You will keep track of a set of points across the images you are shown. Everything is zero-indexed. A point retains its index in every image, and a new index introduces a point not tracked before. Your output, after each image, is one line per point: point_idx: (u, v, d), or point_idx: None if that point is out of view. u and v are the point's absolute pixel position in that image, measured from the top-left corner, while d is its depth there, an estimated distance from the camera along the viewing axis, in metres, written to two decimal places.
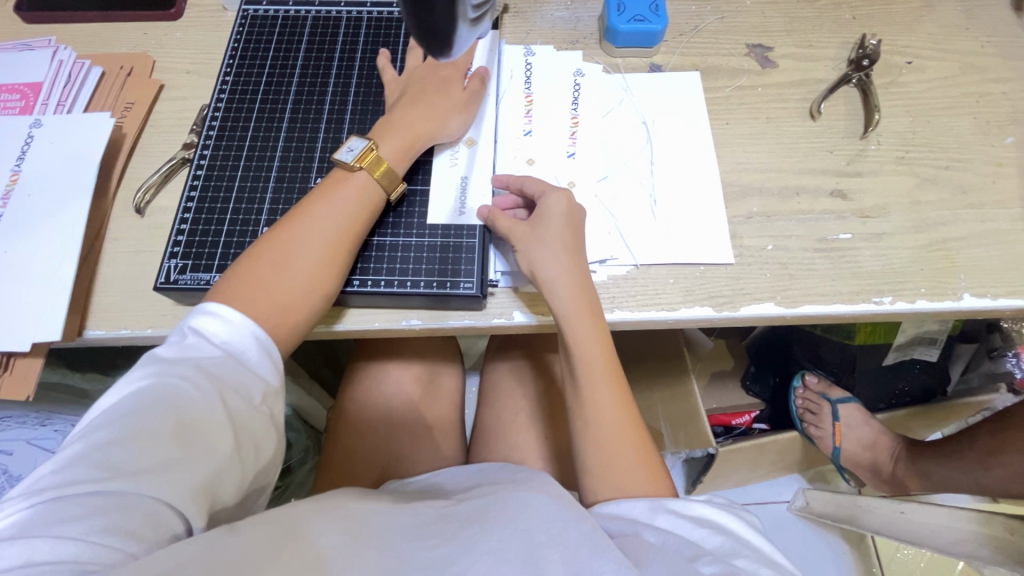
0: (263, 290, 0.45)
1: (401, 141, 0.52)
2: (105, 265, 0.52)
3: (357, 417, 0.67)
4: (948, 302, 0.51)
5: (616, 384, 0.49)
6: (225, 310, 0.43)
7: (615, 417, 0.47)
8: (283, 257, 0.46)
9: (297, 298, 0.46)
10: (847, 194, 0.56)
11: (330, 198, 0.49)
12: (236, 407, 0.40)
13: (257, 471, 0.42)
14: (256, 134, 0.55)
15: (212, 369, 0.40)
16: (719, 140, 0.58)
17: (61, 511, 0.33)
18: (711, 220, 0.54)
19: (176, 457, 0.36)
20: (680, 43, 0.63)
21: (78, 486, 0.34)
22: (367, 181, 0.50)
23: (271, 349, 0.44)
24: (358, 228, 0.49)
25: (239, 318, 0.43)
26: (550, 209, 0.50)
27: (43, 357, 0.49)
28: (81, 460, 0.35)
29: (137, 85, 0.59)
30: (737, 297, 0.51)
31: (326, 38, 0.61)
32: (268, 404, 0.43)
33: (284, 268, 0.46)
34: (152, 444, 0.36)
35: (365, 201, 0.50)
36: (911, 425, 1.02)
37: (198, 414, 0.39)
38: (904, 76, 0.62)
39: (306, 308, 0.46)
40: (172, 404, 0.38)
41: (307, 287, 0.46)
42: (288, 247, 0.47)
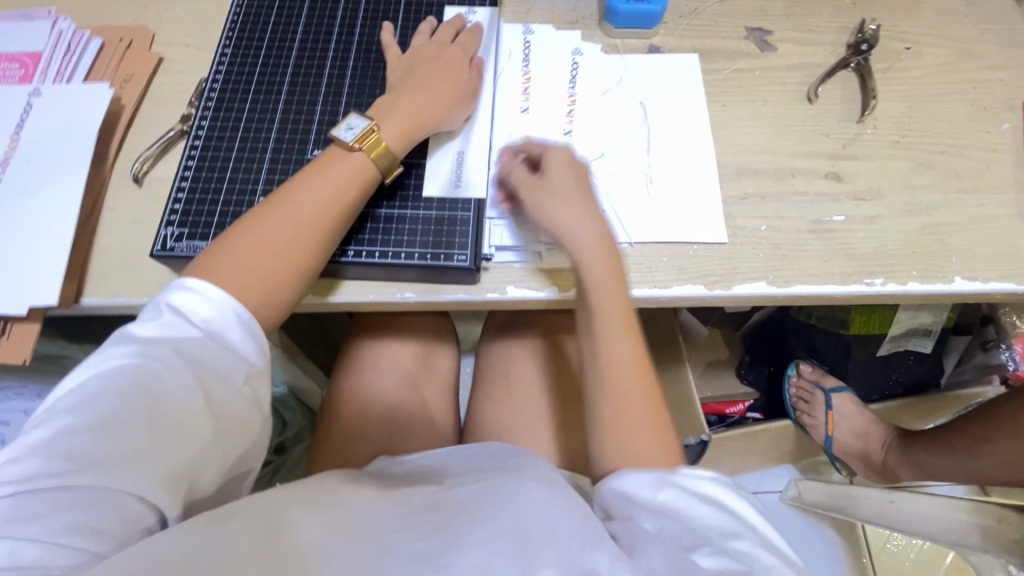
0: (251, 265, 0.45)
1: (402, 127, 0.51)
2: (103, 234, 0.52)
3: (352, 393, 0.68)
4: (939, 284, 0.52)
5: (628, 346, 0.47)
6: (204, 287, 0.43)
7: (630, 386, 0.46)
8: (269, 237, 0.46)
9: (283, 279, 0.46)
10: (842, 176, 0.56)
11: (322, 175, 0.48)
12: (213, 392, 0.41)
13: (239, 449, 0.43)
14: (254, 106, 0.55)
15: (189, 354, 0.41)
16: (715, 121, 0.58)
17: (31, 505, 0.34)
18: (705, 200, 0.54)
19: (150, 448, 0.37)
20: (679, 25, 0.63)
21: (44, 479, 0.35)
22: (363, 162, 0.49)
23: (254, 328, 0.44)
24: (346, 206, 0.48)
25: (219, 296, 0.43)
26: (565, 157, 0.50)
27: (40, 323, 0.50)
28: (45, 449, 0.36)
29: (136, 57, 0.59)
30: (729, 276, 0.52)
31: (325, 13, 0.61)
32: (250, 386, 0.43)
33: (273, 245, 0.46)
34: (123, 434, 0.37)
35: (354, 182, 0.49)
36: (902, 415, 1.03)
37: (172, 400, 0.39)
38: (903, 61, 0.62)
39: (292, 289, 0.46)
40: (144, 390, 0.39)
41: (296, 266, 0.46)
42: (275, 226, 0.46)
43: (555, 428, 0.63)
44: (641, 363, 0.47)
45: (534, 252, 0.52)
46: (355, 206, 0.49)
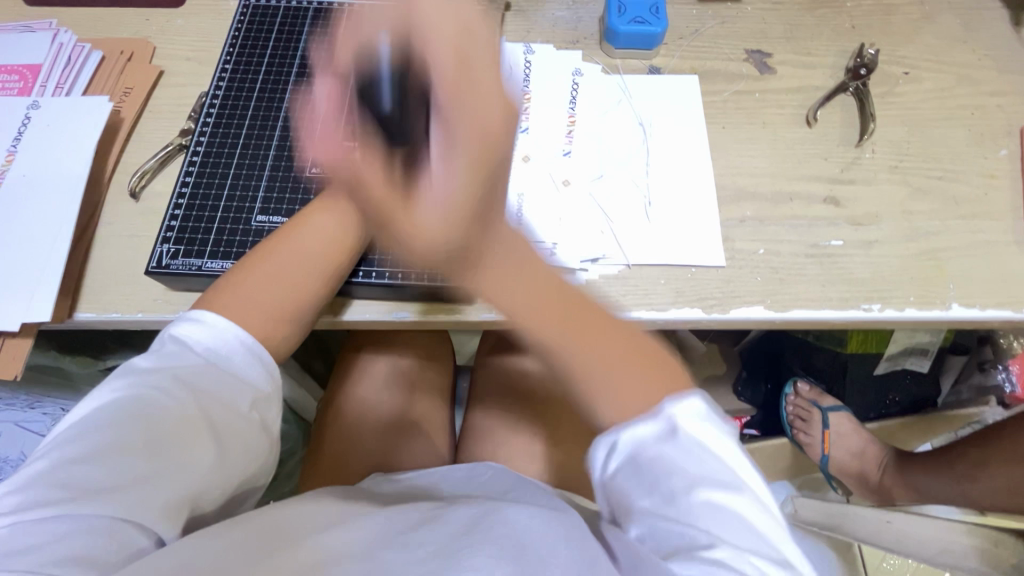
0: (261, 300, 0.45)
1: None
2: (99, 249, 0.52)
3: (347, 409, 0.68)
4: (936, 311, 0.52)
5: (595, 333, 0.40)
6: (206, 316, 0.43)
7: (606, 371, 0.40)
8: (275, 267, 0.47)
9: (288, 310, 0.46)
10: (840, 201, 0.56)
11: (325, 208, 0.49)
12: (214, 414, 0.40)
13: (244, 477, 0.42)
14: (253, 122, 0.55)
15: (188, 378, 0.41)
16: (714, 144, 0.58)
17: (24, 535, 0.34)
18: (704, 224, 0.54)
19: (148, 473, 0.37)
20: (680, 46, 0.63)
21: (39, 509, 0.35)
22: None
23: (259, 352, 0.44)
24: (352, 237, 0.49)
25: (221, 323, 0.43)
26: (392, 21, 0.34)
27: (32, 338, 0.49)
28: (44, 479, 0.36)
29: (136, 71, 0.59)
30: (727, 300, 0.52)
31: (327, 30, 0.61)
32: (256, 410, 0.42)
33: (279, 278, 0.46)
34: (122, 460, 0.37)
35: None
36: (898, 436, 1.02)
37: (172, 425, 0.39)
38: (901, 86, 0.62)
39: (296, 319, 0.47)
40: (143, 417, 0.39)
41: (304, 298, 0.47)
42: (282, 257, 0.47)
43: (551, 447, 0.63)
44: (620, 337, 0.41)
45: None
46: (365, 238, 0.50)
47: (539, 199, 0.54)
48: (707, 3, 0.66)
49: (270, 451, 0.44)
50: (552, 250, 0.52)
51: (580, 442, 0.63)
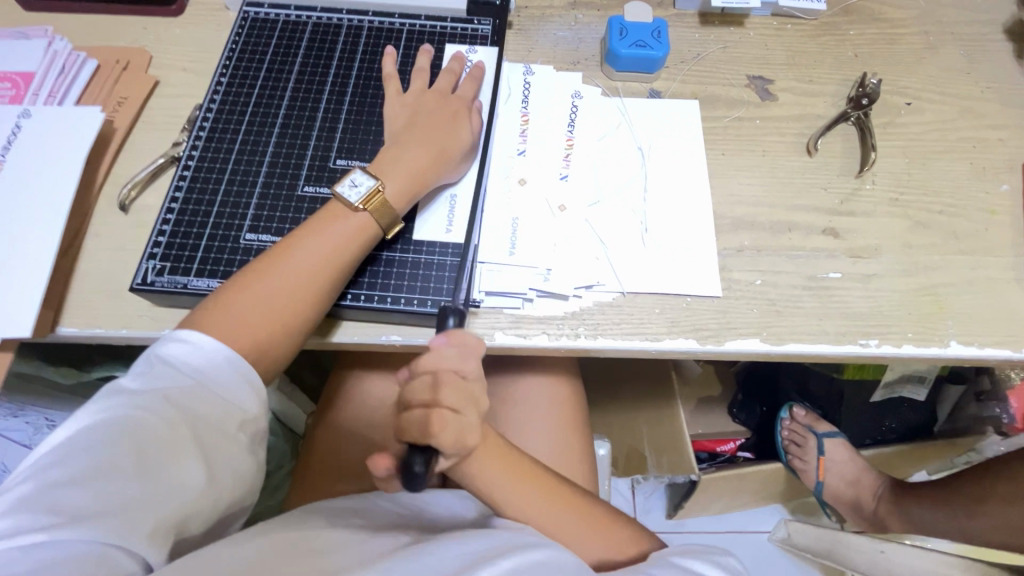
0: (249, 323, 0.44)
1: (405, 181, 0.50)
2: (85, 262, 0.51)
3: (333, 430, 0.66)
4: (934, 348, 0.51)
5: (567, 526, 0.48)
6: (197, 336, 0.42)
7: (556, 510, 0.48)
8: (262, 292, 0.45)
9: (274, 336, 0.45)
10: (839, 233, 0.55)
11: (323, 229, 0.48)
12: (208, 436, 0.40)
13: (229, 499, 0.42)
14: (247, 137, 0.55)
15: (182, 399, 0.40)
16: (713, 171, 0.58)
17: (8, 563, 0.32)
18: (700, 253, 0.54)
19: (141, 497, 0.36)
20: (681, 70, 0.63)
21: (24, 534, 0.33)
22: (365, 221, 0.49)
23: (251, 374, 0.43)
24: (347, 261, 0.48)
25: (211, 344, 0.42)
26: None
27: (12, 352, 0.48)
28: (26, 504, 0.34)
29: (131, 80, 0.59)
30: (722, 331, 0.51)
31: (325, 45, 0.60)
32: (245, 434, 0.43)
33: (268, 302, 0.45)
34: (113, 484, 0.36)
35: (357, 236, 0.49)
36: (893, 463, 1.01)
37: (164, 446, 0.38)
38: (903, 116, 0.62)
39: (281, 344, 0.46)
40: (134, 439, 0.38)
41: (294, 322, 0.46)
42: (270, 282, 0.46)
43: None
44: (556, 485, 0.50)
45: (524, 298, 0.51)
46: (358, 260, 0.49)
47: (533, 223, 0.53)
48: (710, 27, 0.66)
49: (254, 473, 0.44)
50: (545, 275, 0.51)
51: (570, 467, 0.62)
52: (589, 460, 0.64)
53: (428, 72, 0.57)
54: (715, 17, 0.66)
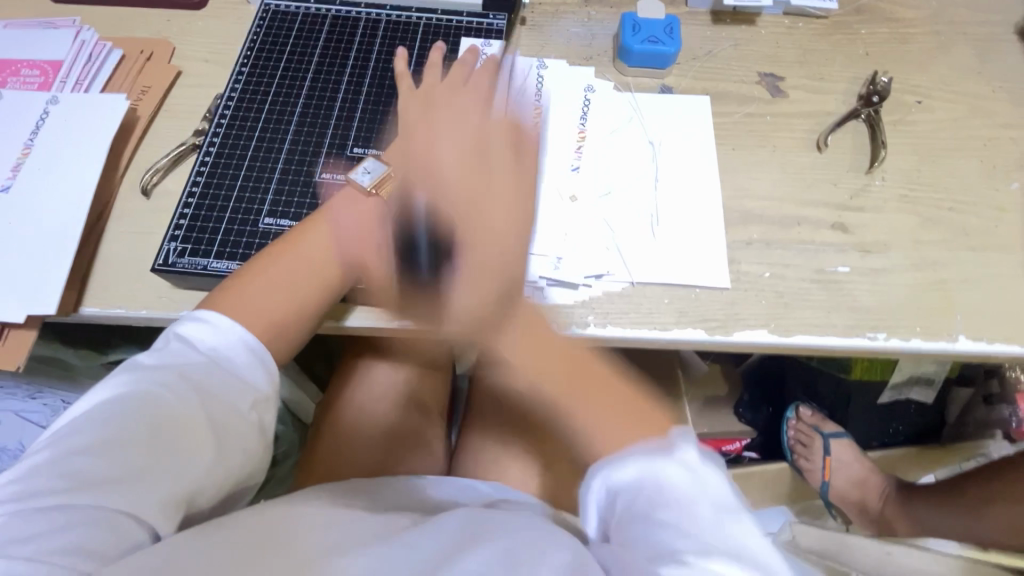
0: (268, 307, 0.46)
1: (415, 167, 0.51)
2: (107, 244, 0.52)
3: (343, 416, 0.67)
4: (943, 342, 0.51)
5: (597, 390, 0.44)
6: (213, 316, 0.43)
7: (607, 423, 0.43)
8: (278, 274, 0.47)
9: (288, 314, 0.46)
10: (848, 227, 0.56)
11: (338, 218, 0.50)
12: (216, 413, 0.40)
13: (241, 475, 0.42)
14: (266, 125, 0.56)
15: (193, 376, 0.41)
16: (723, 165, 0.58)
17: (30, 521, 0.34)
18: (709, 244, 0.54)
19: (151, 468, 0.37)
20: (692, 67, 0.64)
21: (45, 496, 0.35)
22: (379, 208, 0.51)
23: (263, 355, 0.44)
24: (359, 245, 0.49)
25: (225, 323, 0.43)
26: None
27: (36, 330, 0.49)
28: (48, 469, 0.36)
29: (154, 70, 0.60)
30: (730, 322, 0.51)
31: (343, 38, 0.61)
32: (256, 411, 0.43)
33: (284, 284, 0.47)
34: (125, 454, 0.37)
35: (369, 223, 0.50)
36: (905, 469, 1.00)
37: (174, 421, 0.39)
38: (913, 114, 0.62)
39: (295, 323, 0.47)
40: (147, 413, 0.39)
41: (311, 305, 0.47)
42: (287, 266, 0.47)
43: (546, 461, 0.62)
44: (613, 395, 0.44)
45: (535, 285, 0.52)
46: (370, 245, 0.50)
47: (545, 213, 0.54)
48: (721, 25, 0.66)
49: (266, 451, 0.44)
50: (555, 264, 0.52)
51: None
52: None
53: (440, 66, 0.58)
54: (727, 15, 0.67)
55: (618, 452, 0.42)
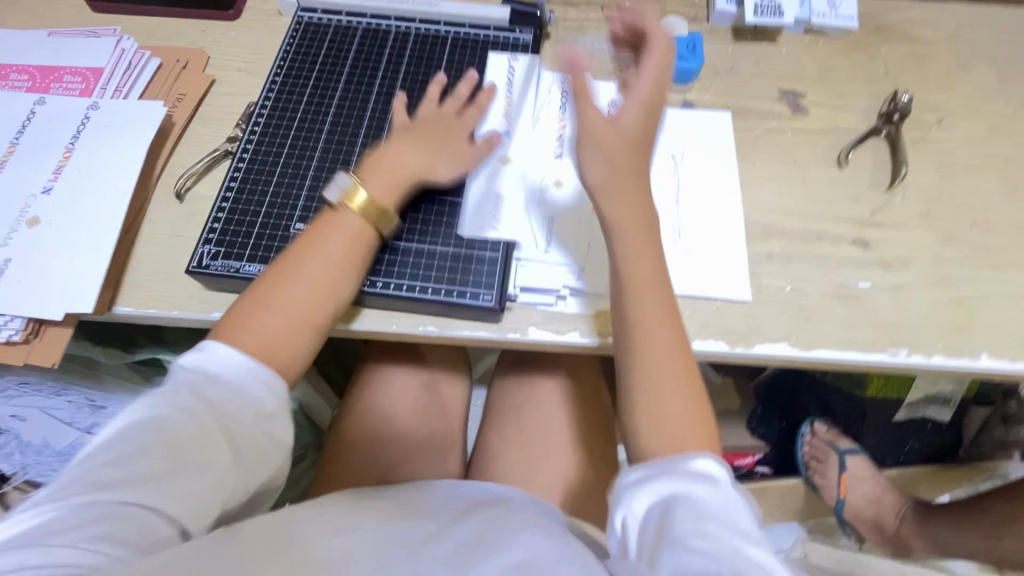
0: (268, 330, 0.44)
1: (388, 181, 0.51)
2: (141, 246, 0.54)
3: (362, 419, 0.67)
4: (965, 359, 0.51)
5: (660, 306, 0.46)
6: (218, 345, 0.43)
7: (665, 355, 0.45)
8: (269, 301, 0.45)
9: (278, 342, 0.44)
10: (869, 243, 0.56)
11: (328, 237, 0.48)
12: (230, 426, 0.41)
13: (257, 483, 0.43)
14: (298, 134, 0.58)
15: (204, 395, 0.41)
16: (744, 180, 0.59)
17: (60, 519, 0.35)
18: (731, 257, 0.55)
19: (164, 478, 0.38)
20: (714, 82, 0.65)
21: (75, 497, 0.36)
22: (363, 226, 0.48)
23: (268, 376, 0.43)
24: (355, 259, 0.48)
25: (224, 350, 0.42)
26: (626, 119, 0.48)
27: (72, 328, 0.51)
28: (78, 474, 0.38)
29: (191, 78, 0.62)
30: (751, 335, 0.52)
31: (373, 50, 0.63)
32: (263, 424, 0.42)
33: (274, 309, 0.45)
34: (144, 464, 0.38)
35: (359, 244, 0.48)
36: (918, 486, 0.99)
37: (187, 436, 0.40)
38: (934, 132, 0.62)
39: (287, 348, 0.45)
40: (164, 427, 0.40)
41: (314, 320, 0.46)
42: (280, 291, 0.45)
43: (562, 467, 0.62)
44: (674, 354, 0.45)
45: (558, 295, 0.53)
46: (361, 266, 0.48)
47: (570, 224, 0.55)
48: (742, 42, 0.67)
49: (281, 459, 0.44)
50: (579, 274, 0.53)
51: (595, 467, 0.63)
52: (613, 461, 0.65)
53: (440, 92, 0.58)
54: (748, 32, 0.68)
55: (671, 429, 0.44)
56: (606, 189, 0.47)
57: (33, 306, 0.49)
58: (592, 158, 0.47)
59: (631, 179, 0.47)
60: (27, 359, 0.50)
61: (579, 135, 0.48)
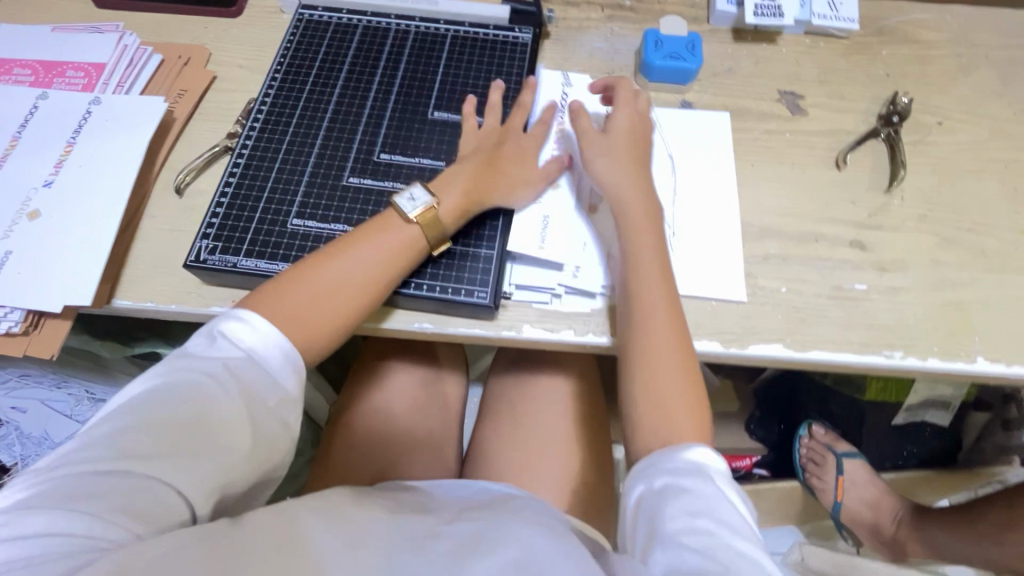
0: (308, 313, 0.46)
1: (459, 201, 0.52)
2: (141, 240, 0.54)
3: (359, 416, 0.68)
4: (961, 363, 0.51)
5: (658, 299, 0.48)
6: (255, 319, 0.44)
7: (667, 353, 0.46)
8: (316, 290, 0.47)
9: (318, 330, 0.46)
10: (866, 245, 0.56)
11: (379, 239, 0.49)
12: (255, 407, 0.42)
13: (268, 466, 0.44)
14: (297, 130, 0.58)
15: (235, 372, 0.42)
16: (742, 181, 0.59)
17: (85, 484, 0.36)
18: (727, 259, 0.55)
19: (189, 453, 0.38)
20: (713, 83, 0.65)
21: (100, 462, 0.37)
22: (414, 234, 0.50)
23: (296, 361, 0.45)
24: (401, 272, 0.49)
25: (265, 328, 0.44)
26: (617, 125, 0.55)
27: (72, 320, 0.51)
28: (102, 440, 0.38)
29: (192, 74, 0.63)
30: (745, 336, 0.52)
31: (373, 47, 0.63)
32: (283, 409, 0.44)
33: (319, 301, 0.46)
34: (172, 436, 0.39)
35: (407, 250, 0.49)
36: (918, 492, 0.99)
37: (215, 412, 0.40)
38: (934, 135, 0.62)
39: (322, 338, 0.46)
40: (192, 399, 0.40)
41: (351, 317, 0.47)
42: (325, 281, 0.47)
43: (557, 465, 0.62)
44: (674, 350, 0.46)
45: (553, 293, 0.53)
46: (405, 273, 0.50)
47: (567, 224, 0.55)
48: (742, 43, 0.67)
49: (290, 445, 0.45)
50: (574, 273, 0.53)
51: (590, 466, 0.63)
52: (608, 461, 0.65)
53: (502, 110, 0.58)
54: (748, 33, 0.68)
55: (665, 425, 0.45)
56: (612, 184, 0.52)
57: (32, 298, 0.49)
58: (597, 156, 0.54)
59: (642, 197, 0.52)
60: (27, 351, 0.50)
61: (579, 139, 0.56)
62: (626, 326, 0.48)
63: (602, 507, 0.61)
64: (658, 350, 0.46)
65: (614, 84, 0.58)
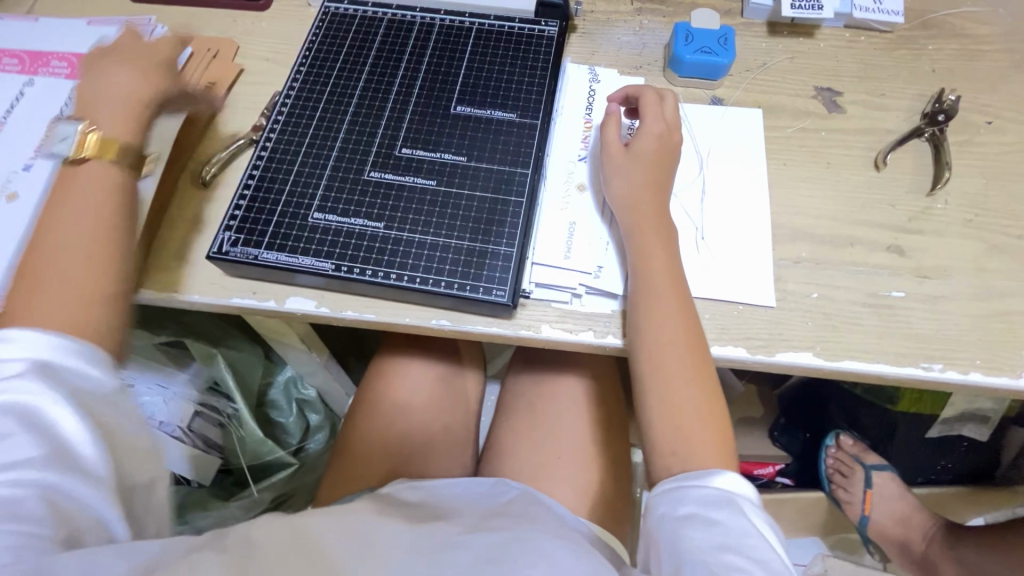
0: (34, 298, 0.40)
1: (109, 114, 0.46)
2: (167, 230, 0.55)
3: (374, 410, 0.68)
4: (1004, 378, 0.48)
5: (675, 306, 0.47)
6: (32, 334, 0.38)
7: (683, 358, 0.46)
8: (43, 277, 0.40)
9: (71, 310, 0.40)
10: (905, 251, 0.53)
11: (70, 197, 0.43)
12: (99, 408, 0.39)
13: (125, 470, 0.41)
14: (319, 124, 0.58)
15: (63, 380, 0.38)
16: (774, 181, 0.57)
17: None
18: (756, 263, 0.53)
19: (41, 482, 0.35)
20: (746, 79, 0.62)
21: None
22: (104, 172, 0.44)
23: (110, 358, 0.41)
24: (115, 210, 0.44)
25: (32, 339, 0.38)
26: (644, 142, 0.53)
27: None
28: None
29: (220, 67, 0.63)
30: (774, 342, 0.50)
31: (396, 40, 0.63)
32: (122, 402, 0.41)
33: (47, 283, 0.40)
34: (21, 462, 0.35)
35: (114, 194, 0.44)
36: (948, 506, 0.95)
37: (53, 429, 0.37)
38: (982, 135, 0.59)
39: (80, 311, 0.40)
40: (24, 421, 0.36)
41: (94, 283, 0.41)
42: (45, 266, 0.41)
43: (572, 467, 0.61)
44: (686, 356, 0.46)
45: (573, 293, 0.52)
46: (128, 216, 0.45)
47: (590, 224, 0.54)
48: (778, 36, 0.65)
49: (146, 433, 0.44)
50: (596, 273, 0.52)
51: (606, 471, 0.61)
52: (625, 466, 0.64)
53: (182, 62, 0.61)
54: (784, 27, 0.65)
55: (685, 437, 0.45)
56: (627, 202, 0.51)
57: None
58: (615, 173, 0.53)
59: (653, 218, 0.50)
60: None
61: (602, 153, 0.54)
62: (638, 332, 0.47)
63: (617, 513, 0.60)
64: (671, 358, 0.46)
65: (636, 92, 0.56)
